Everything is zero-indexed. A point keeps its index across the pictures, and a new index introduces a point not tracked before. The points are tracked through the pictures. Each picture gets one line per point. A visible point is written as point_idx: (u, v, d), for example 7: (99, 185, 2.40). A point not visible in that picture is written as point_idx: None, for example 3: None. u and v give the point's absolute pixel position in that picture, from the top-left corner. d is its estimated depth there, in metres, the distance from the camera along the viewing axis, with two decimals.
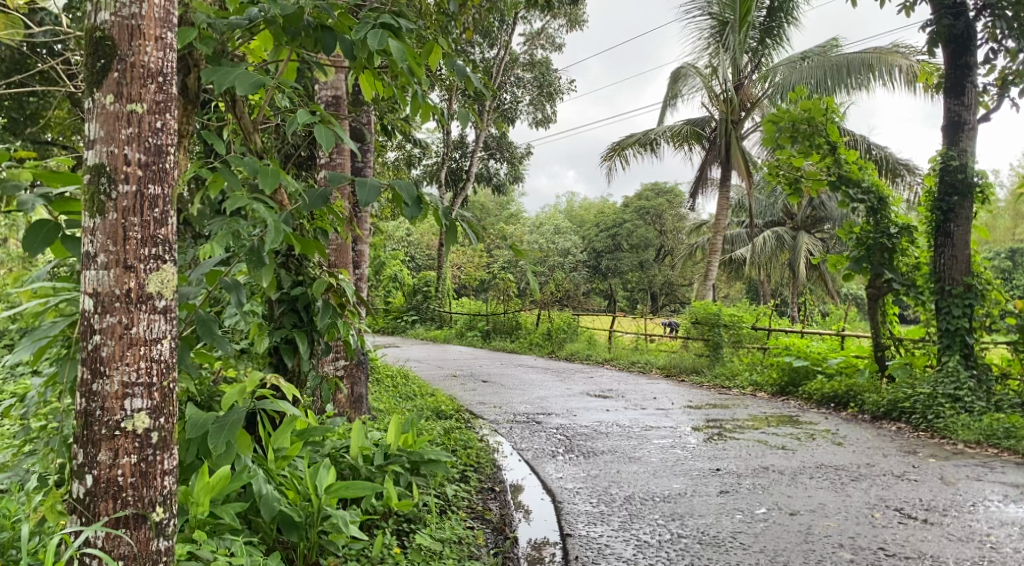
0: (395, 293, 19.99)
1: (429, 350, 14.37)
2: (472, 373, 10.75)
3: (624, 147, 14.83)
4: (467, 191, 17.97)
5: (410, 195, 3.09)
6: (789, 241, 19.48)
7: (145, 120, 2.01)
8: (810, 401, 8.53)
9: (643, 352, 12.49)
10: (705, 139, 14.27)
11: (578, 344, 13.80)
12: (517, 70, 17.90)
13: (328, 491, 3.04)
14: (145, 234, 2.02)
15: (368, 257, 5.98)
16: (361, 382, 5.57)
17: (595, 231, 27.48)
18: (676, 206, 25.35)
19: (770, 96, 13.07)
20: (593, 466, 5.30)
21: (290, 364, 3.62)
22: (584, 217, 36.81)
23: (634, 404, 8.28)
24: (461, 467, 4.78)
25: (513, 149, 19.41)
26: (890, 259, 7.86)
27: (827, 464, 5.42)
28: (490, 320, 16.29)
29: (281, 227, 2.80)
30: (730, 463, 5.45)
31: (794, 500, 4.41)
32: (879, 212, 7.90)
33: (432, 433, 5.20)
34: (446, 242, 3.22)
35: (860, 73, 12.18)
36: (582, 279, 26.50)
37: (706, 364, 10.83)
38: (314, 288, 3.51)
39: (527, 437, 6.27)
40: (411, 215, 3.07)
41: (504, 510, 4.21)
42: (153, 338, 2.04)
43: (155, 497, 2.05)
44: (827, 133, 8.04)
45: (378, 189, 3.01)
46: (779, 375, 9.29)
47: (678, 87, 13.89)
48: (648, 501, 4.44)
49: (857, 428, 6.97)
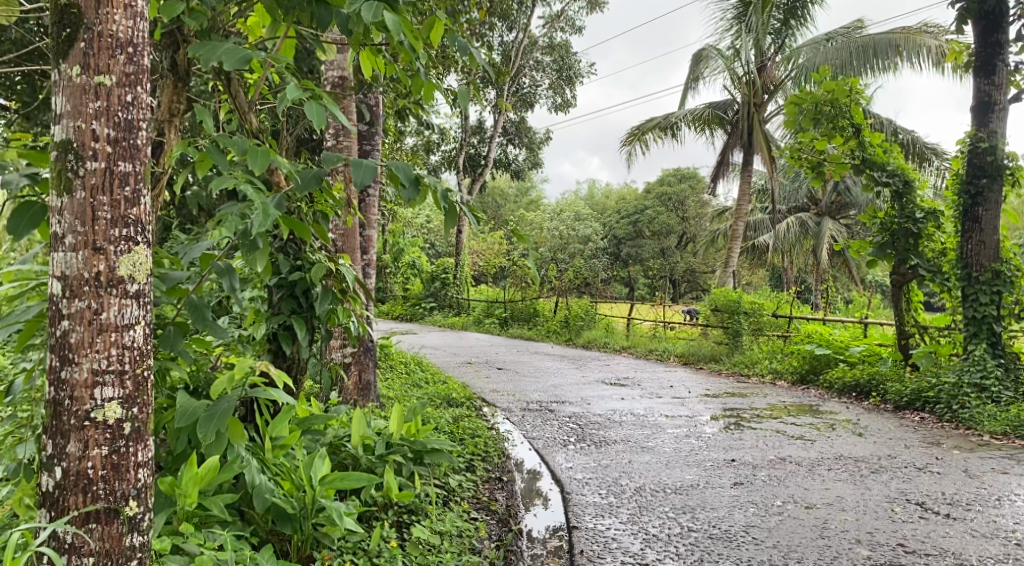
0: (414, 280, 19.92)
1: (446, 337, 14.29)
2: (488, 360, 10.66)
3: (644, 131, 14.59)
4: (486, 176, 17.83)
5: (408, 176, 2.96)
6: (813, 227, 19.13)
7: (114, 93, 1.92)
8: (830, 390, 8.32)
9: (662, 340, 12.30)
10: (727, 123, 13.98)
11: (596, 331, 13.64)
12: (536, 54, 17.67)
13: (323, 482, 2.97)
14: (116, 214, 1.94)
15: (376, 241, 5.88)
16: (369, 369, 5.48)
17: (616, 217, 27.21)
18: (698, 192, 25.03)
19: (793, 79, 12.76)
20: (605, 456, 5.18)
21: (288, 351, 3.54)
22: (605, 204, 36.48)
23: (651, 392, 8.14)
24: (467, 455, 4.68)
25: (533, 134, 19.21)
26: (915, 244, 7.63)
27: (846, 456, 5.26)
28: (508, 307, 16.16)
29: (271, 211, 2.68)
30: (746, 454, 5.30)
31: (810, 493, 4.26)
32: (905, 196, 7.67)
33: (439, 421, 5.10)
34: (445, 227, 3.06)
35: (887, 54, 11.83)
36: (603, 267, 26.28)
37: (726, 351, 10.63)
38: (312, 273, 3.41)
39: (539, 426, 6.16)
40: (409, 198, 2.94)
41: (510, 501, 4.10)
42: (125, 324, 1.97)
43: (127, 491, 1.98)
44: (851, 115, 7.79)
45: (373, 169, 2.87)
46: (799, 363, 9.08)
47: (700, 70, 13.64)
48: (658, 493, 4.31)
49: (879, 419, 6.77)
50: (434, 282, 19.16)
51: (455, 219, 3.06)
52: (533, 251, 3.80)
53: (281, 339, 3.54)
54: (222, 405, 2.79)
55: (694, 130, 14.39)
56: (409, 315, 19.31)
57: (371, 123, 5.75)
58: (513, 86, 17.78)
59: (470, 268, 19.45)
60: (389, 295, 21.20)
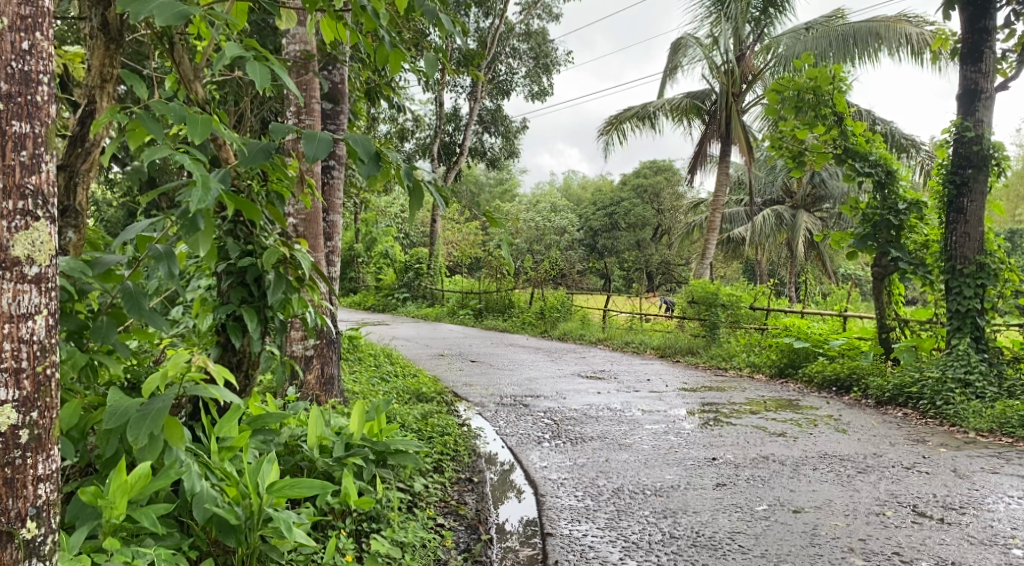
0: (387, 270, 19.57)
1: (419, 328, 14.00)
2: (460, 353, 10.38)
3: (622, 121, 14.37)
4: (460, 165, 17.50)
5: (367, 150, 2.68)
6: (789, 219, 19.08)
7: (5, 38, 1.62)
8: (810, 384, 8.18)
9: (638, 332, 12.12)
10: (705, 113, 13.76)
11: (571, 323, 13.42)
12: (512, 41, 17.34)
13: (271, 490, 2.69)
14: (9, 183, 1.65)
15: (342, 227, 5.57)
16: (333, 362, 5.19)
17: (592, 208, 27.12)
18: (674, 183, 24.93)
19: (772, 68, 12.58)
20: (580, 454, 4.94)
21: (238, 345, 3.25)
22: (581, 195, 36.29)
23: (627, 386, 7.94)
24: (434, 454, 4.40)
25: (508, 123, 18.90)
26: (897, 236, 7.49)
27: (830, 454, 5.08)
28: (483, 298, 15.90)
29: (210, 187, 2.38)
30: (727, 452, 5.10)
31: (797, 496, 4.07)
32: (887, 187, 7.52)
33: (405, 418, 4.81)
34: (407, 207, 2.79)
35: (866, 44, 11.68)
36: (578, 258, 26.09)
37: (702, 344, 10.47)
38: (264, 259, 3.12)
39: (512, 422, 5.90)
40: (366, 174, 2.67)
41: (481, 505, 3.85)
42: (21, 315, 1.68)
43: (24, 511, 1.70)
44: (833, 103, 7.60)
45: (330, 143, 2.61)
46: (778, 357, 8.92)
47: (678, 58, 13.43)
48: (638, 495, 4.08)
49: (862, 414, 6.62)
50: (407, 272, 18.80)
51: (420, 199, 2.79)
52: (505, 237, 3.55)
53: (228, 331, 3.24)
54: (156, 404, 2.49)
55: (672, 120, 14.20)
56: (382, 305, 18.94)
57: (335, 102, 5.44)
58: (489, 74, 17.46)
59: (444, 258, 19.12)
60: (362, 286, 20.85)
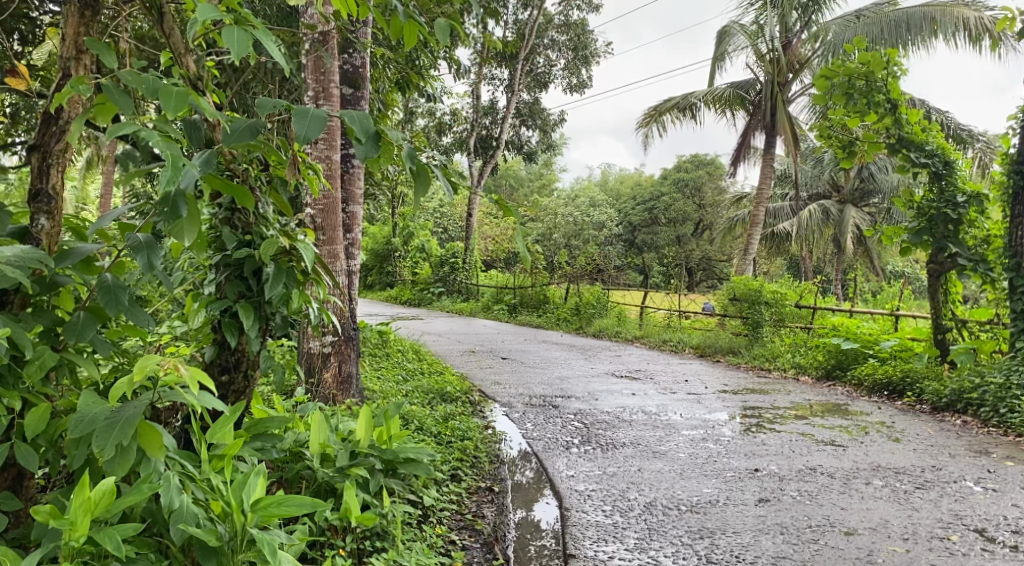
0: (422, 265, 19.39)
1: (452, 324, 13.76)
2: (491, 349, 10.10)
3: (662, 112, 13.90)
4: (497, 158, 17.20)
5: (366, 128, 2.38)
6: (835, 215, 18.41)
7: None
8: (860, 388, 7.73)
9: (675, 330, 11.70)
10: (749, 103, 13.26)
11: (608, 320, 13.05)
12: (551, 32, 16.96)
13: (256, 508, 2.45)
14: None
15: (363, 219, 5.32)
16: (351, 360, 4.93)
17: (631, 203, 26.57)
18: (716, 178, 24.27)
19: (820, 56, 12.00)
20: (611, 462, 4.60)
21: (233, 344, 2.99)
22: (620, 190, 35.67)
23: (664, 387, 7.57)
24: (452, 461, 4.11)
25: (546, 116, 18.52)
26: (955, 231, 6.96)
27: (884, 467, 4.66)
28: (517, 294, 15.61)
29: (179, 169, 2.12)
30: (771, 463, 4.72)
31: (849, 515, 3.70)
32: (945, 178, 6.97)
33: (423, 420, 4.53)
34: (411, 191, 2.48)
35: (921, 30, 11.05)
36: (617, 253, 25.62)
37: (745, 344, 10.00)
38: (262, 251, 2.86)
39: (539, 425, 5.59)
40: (363, 155, 2.36)
41: (500, 518, 3.56)
42: None
43: None
44: (887, 90, 7.09)
45: (324, 119, 2.32)
46: (825, 358, 8.45)
47: (722, 47, 12.92)
48: (672, 512, 3.74)
49: (917, 421, 6.16)
50: (442, 267, 18.54)
51: (426, 185, 2.48)
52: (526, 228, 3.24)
53: (223, 329, 2.99)
54: (127, 411, 2.24)
55: (714, 111, 13.70)
56: (417, 300, 18.76)
57: (356, 87, 5.17)
58: (526, 66, 17.12)
59: (480, 253, 18.84)
60: (397, 281, 20.71)
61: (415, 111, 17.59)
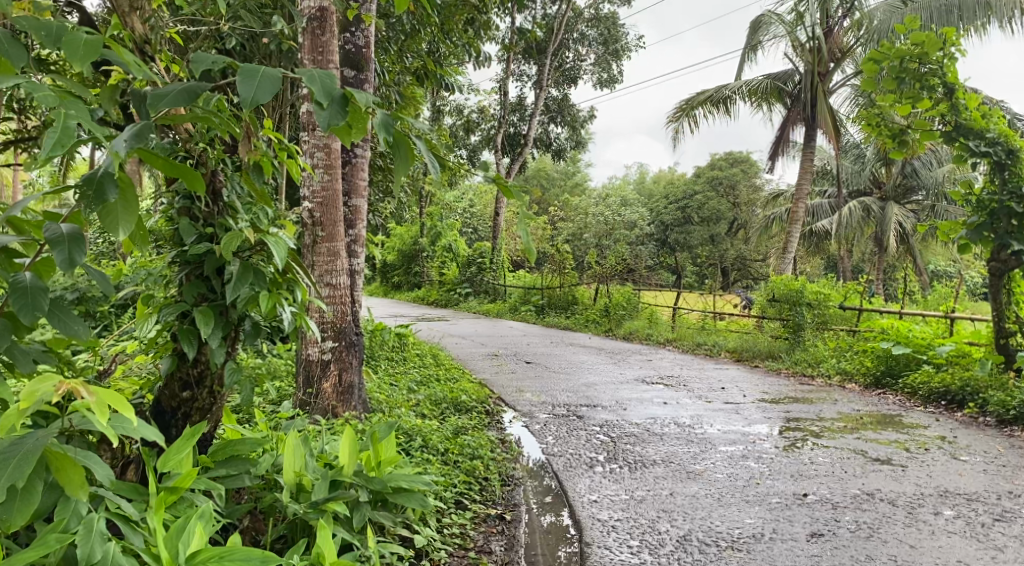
0: (449, 265, 18.96)
1: (478, 325, 13.30)
2: (515, 353, 9.63)
3: (694, 106, 13.25)
4: (524, 156, 16.69)
5: (328, 88, 1.91)
6: (877, 212, 17.59)
7: None
8: (914, 398, 7.11)
9: (710, 333, 11.11)
10: (787, 94, 12.59)
11: (638, 322, 12.49)
12: (580, 27, 16.43)
13: (193, 561, 2.06)
14: None
15: (367, 214, 4.89)
16: (353, 368, 4.55)
17: (664, 202, 25.88)
18: (752, 175, 23.49)
19: (863, 44, 11.26)
20: (639, 485, 4.10)
21: (192, 355, 2.55)
22: (652, 188, 34.92)
23: (698, 395, 7.03)
24: (456, 486, 3.64)
25: (575, 112, 17.98)
26: (1019, 226, 6.25)
27: (953, 492, 4.08)
28: (545, 294, 15.12)
29: (72, 129, 1.73)
30: (821, 487, 4.16)
31: (920, 556, 3.18)
32: (1009, 169, 6.24)
33: (429, 437, 4.07)
34: (392, 163, 2.03)
35: (974, 15, 10.16)
36: (649, 254, 24.95)
37: (784, 348, 9.37)
38: (221, 244, 2.43)
39: (561, 439, 5.09)
40: (327, 122, 1.89)
41: (509, 556, 3.09)
42: None
43: None
44: (943, 73, 6.34)
45: (275, 79, 1.85)
46: (873, 364, 7.83)
47: (758, 36, 12.26)
48: (709, 549, 3.24)
49: (982, 437, 5.54)
50: (469, 267, 18.10)
51: (407, 160, 2.03)
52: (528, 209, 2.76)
53: (180, 337, 2.54)
54: (31, 442, 1.90)
55: (750, 104, 13.03)
56: (444, 301, 18.36)
57: (358, 69, 4.73)
58: (555, 61, 16.58)
59: (507, 253, 18.35)
60: (425, 281, 20.37)
61: (441, 109, 17.14)
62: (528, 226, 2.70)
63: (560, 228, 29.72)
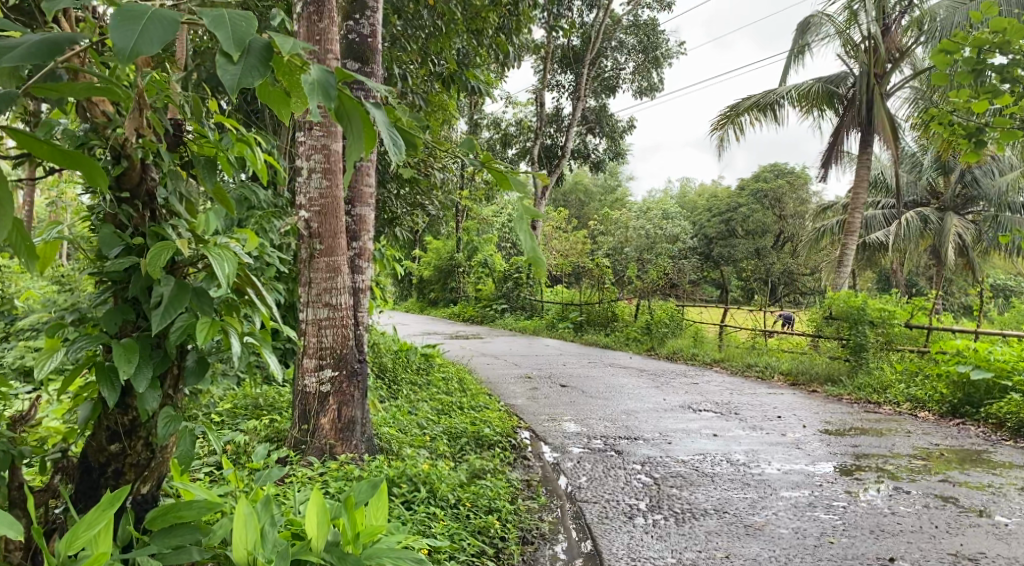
0: (486, 281, 18.42)
1: (513, 344, 12.66)
2: (550, 374, 8.99)
3: (741, 112, 12.45)
4: (561, 169, 16.06)
5: (243, 34, 1.34)
6: (936, 222, 16.54)
7: None
8: (999, 429, 6.31)
9: (761, 352, 10.31)
10: (840, 99, 11.77)
11: (682, 341, 11.73)
12: (618, 34, 15.79)
13: None
14: None
15: (374, 224, 4.34)
16: (356, 401, 4.00)
17: (707, 215, 24.96)
18: (799, 187, 22.49)
19: (923, 44, 10.43)
20: (689, 543, 3.44)
21: (113, 403, 2.00)
22: (695, 201, 33.94)
23: (752, 425, 6.30)
24: (468, 550, 3.04)
25: (614, 122, 17.31)
26: None
27: None
28: (583, 311, 14.43)
29: None
30: (910, 548, 3.46)
31: None
32: None
33: (437, 484, 3.49)
34: (346, 137, 1.48)
35: None
36: (691, 268, 24.05)
37: (845, 371, 8.56)
38: (147, 264, 1.90)
39: (597, 480, 4.43)
40: (237, 82, 1.33)
41: None
42: None
43: None
44: None
45: (166, 21, 1.30)
46: (947, 391, 7.04)
47: (807, 38, 11.48)
48: None
49: None
50: (505, 282, 17.54)
51: (361, 134, 1.47)
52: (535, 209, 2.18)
53: (99, 378, 2.01)
54: None
55: (801, 109, 12.21)
56: (480, 317, 17.79)
57: (364, 62, 4.21)
58: (592, 70, 15.95)
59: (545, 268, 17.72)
60: (461, 296, 19.86)
61: (477, 122, 16.64)
62: (522, 225, 2.19)
63: (600, 242, 28.94)
